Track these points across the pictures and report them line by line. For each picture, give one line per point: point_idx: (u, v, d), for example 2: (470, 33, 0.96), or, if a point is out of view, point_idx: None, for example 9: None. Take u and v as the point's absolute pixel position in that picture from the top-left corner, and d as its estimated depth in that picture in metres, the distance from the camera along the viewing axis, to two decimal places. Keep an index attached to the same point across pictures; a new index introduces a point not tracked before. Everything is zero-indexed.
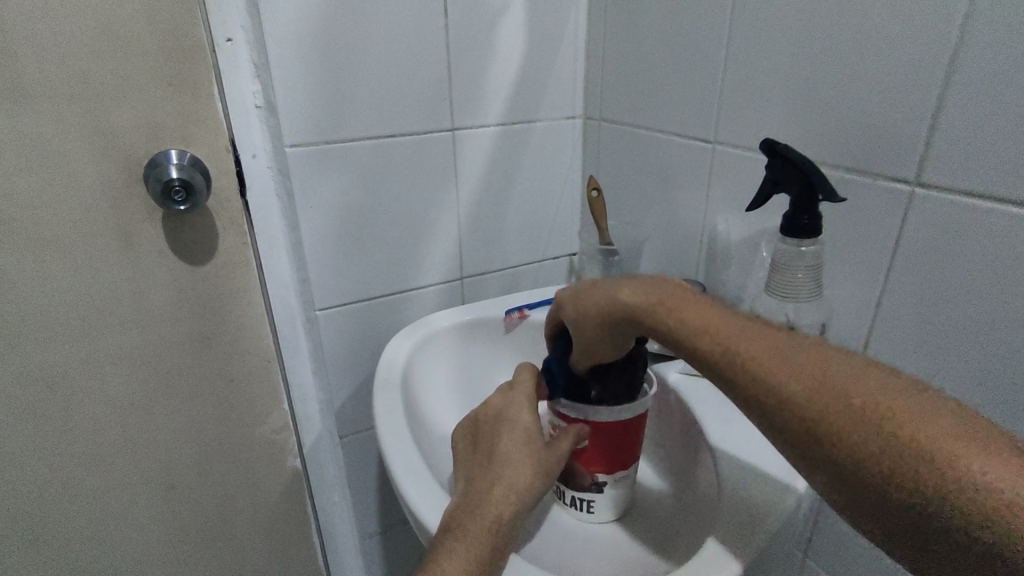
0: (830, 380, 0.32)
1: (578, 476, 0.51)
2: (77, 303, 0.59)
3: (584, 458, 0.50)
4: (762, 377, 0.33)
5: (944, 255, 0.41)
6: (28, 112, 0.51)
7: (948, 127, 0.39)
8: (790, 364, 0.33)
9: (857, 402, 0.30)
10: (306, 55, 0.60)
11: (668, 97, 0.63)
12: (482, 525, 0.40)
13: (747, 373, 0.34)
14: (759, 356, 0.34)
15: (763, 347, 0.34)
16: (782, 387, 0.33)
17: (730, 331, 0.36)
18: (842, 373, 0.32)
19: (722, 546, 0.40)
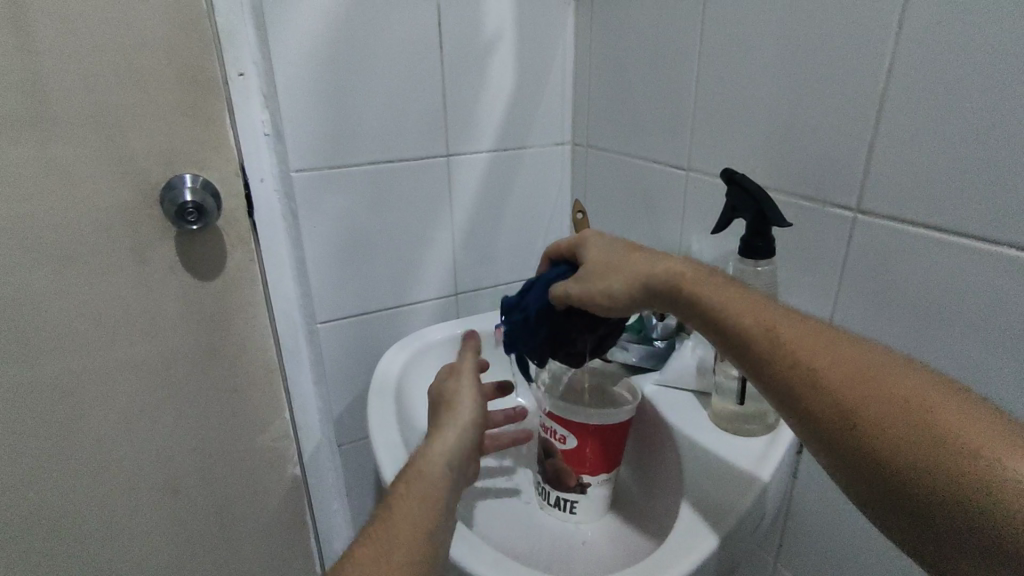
0: (866, 371, 0.35)
1: (564, 477, 0.55)
2: (94, 314, 0.63)
3: (573, 460, 0.54)
4: (802, 362, 0.37)
5: (886, 275, 0.46)
6: (57, 140, 0.56)
7: (884, 160, 0.44)
8: (834, 359, 0.36)
9: (890, 392, 0.34)
10: (313, 87, 0.65)
11: (646, 127, 0.68)
12: (422, 485, 0.42)
13: (781, 350, 0.37)
14: (803, 348, 0.37)
15: (810, 340, 0.37)
16: (823, 380, 0.36)
17: (774, 320, 0.39)
18: (877, 361, 0.35)
19: (685, 540, 0.44)
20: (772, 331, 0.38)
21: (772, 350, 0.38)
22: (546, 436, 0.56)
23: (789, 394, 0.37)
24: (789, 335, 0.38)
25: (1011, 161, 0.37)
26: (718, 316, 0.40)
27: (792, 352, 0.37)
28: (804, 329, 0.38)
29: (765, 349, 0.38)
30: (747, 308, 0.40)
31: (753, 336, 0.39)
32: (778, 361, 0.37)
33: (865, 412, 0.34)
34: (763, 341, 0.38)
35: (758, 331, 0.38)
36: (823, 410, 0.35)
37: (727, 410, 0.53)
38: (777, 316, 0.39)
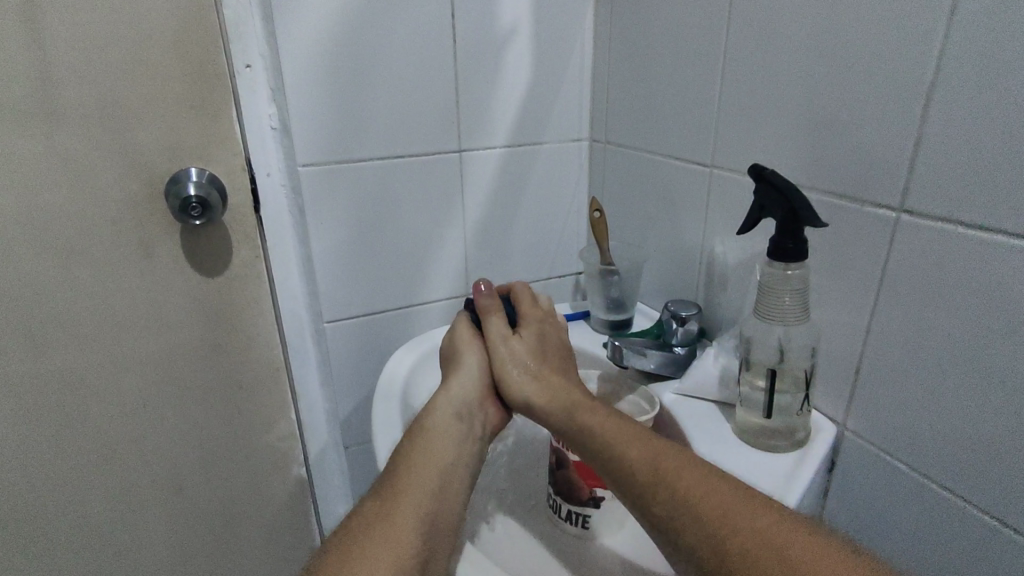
0: (749, 518, 0.35)
1: (576, 490, 0.51)
2: (97, 310, 0.62)
3: (587, 472, 0.50)
4: (683, 496, 0.37)
5: (930, 281, 0.42)
6: (58, 131, 0.55)
7: (930, 155, 0.41)
8: (717, 500, 0.36)
9: (776, 541, 0.34)
10: (321, 80, 0.63)
11: (669, 121, 0.65)
12: (438, 436, 0.46)
13: (658, 479, 0.39)
14: (684, 481, 0.38)
15: (694, 478, 0.38)
16: (709, 521, 0.36)
17: (657, 451, 0.41)
18: (762, 507, 0.36)
19: None
20: (654, 459, 0.40)
21: (654, 487, 0.39)
22: (558, 444, 0.52)
23: (672, 535, 0.37)
24: (669, 463, 0.39)
25: None
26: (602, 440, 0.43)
27: (674, 488, 0.38)
28: (687, 464, 0.39)
29: (648, 485, 0.39)
30: (627, 432, 0.43)
31: (635, 462, 0.40)
32: (663, 498, 0.38)
33: (746, 559, 0.33)
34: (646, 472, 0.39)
35: (640, 457, 0.41)
36: (704, 553, 0.35)
37: (753, 423, 0.50)
38: (661, 447, 0.41)
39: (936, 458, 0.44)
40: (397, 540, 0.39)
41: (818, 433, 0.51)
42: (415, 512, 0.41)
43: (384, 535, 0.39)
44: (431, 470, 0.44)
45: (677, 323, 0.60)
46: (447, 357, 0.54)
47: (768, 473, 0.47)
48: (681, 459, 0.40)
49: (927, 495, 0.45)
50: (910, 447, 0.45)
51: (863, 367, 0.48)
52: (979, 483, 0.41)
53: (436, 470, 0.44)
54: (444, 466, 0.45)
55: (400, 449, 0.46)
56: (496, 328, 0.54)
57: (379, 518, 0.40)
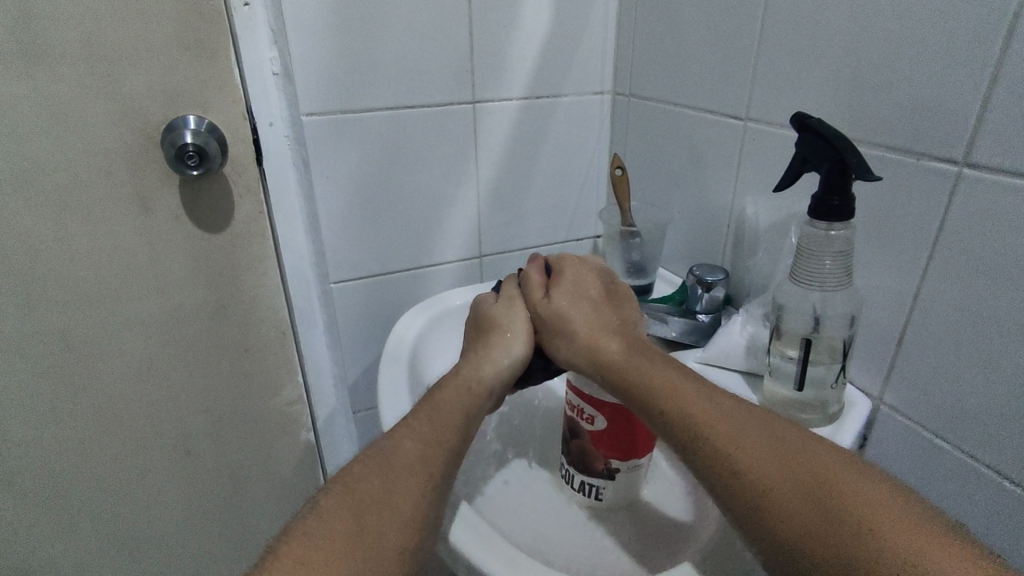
0: (794, 471, 0.32)
1: (591, 459, 0.49)
2: (95, 266, 0.59)
3: (602, 441, 0.48)
4: (721, 452, 0.34)
5: (993, 243, 0.38)
6: (46, 73, 0.51)
7: (1004, 100, 0.36)
8: (759, 453, 0.33)
9: (825, 494, 0.31)
10: (325, 20, 0.59)
11: (699, 71, 0.60)
12: (467, 387, 0.42)
13: (695, 433, 0.35)
14: (722, 431, 0.35)
15: (732, 429, 0.35)
16: (749, 474, 0.33)
17: (690, 397, 0.37)
18: (809, 460, 0.32)
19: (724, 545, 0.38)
20: (685, 407, 0.36)
21: (690, 437, 0.35)
22: (570, 413, 0.50)
23: (711, 487, 0.34)
24: (702, 413, 0.36)
25: None
26: (637, 388, 0.39)
27: (709, 438, 0.35)
28: (720, 413, 0.36)
29: (683, 437, 0.36)
30: (660, 377, 0.39)
31: (669, 412, 0.37)
32: (699, 448, 0.35)
33: (784, 508, 0.31)
34: (680, 423, 0.36)
35: (674, 405, 0.37)
36: (741, 505, 0.32)
37: (785, 395, 0.46)
38: (692, 395, 0.37)
39: (984, 436, 0.40)
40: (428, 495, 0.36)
41: (851, 404, 0.47)
42: (441, 468, 0.38)
43: (416, 484, 0.36)
44: (452, 425, 0.40)
45: (702, 289, 0.56)
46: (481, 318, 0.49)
47: None
48: (717, 413, 0.36)
49: (970, 476, 0.42)
50: (957, 424, 0.42)
51: (908, 339, 0.44)
52: None
53: (462, 424, 0.40)
54: (472, 420, 0.42)
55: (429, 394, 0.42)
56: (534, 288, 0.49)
57: (407, 466, 0.37)
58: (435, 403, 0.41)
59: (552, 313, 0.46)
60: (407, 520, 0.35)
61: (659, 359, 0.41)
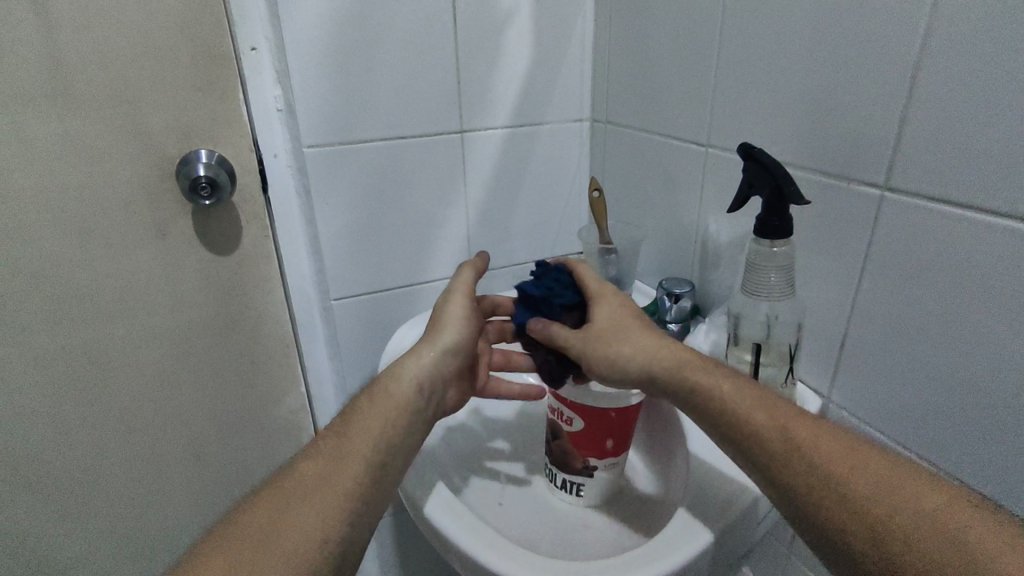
0: (838, 455, 0.36)
1: (570, 459, 0.54)
2: (115, 287, 0.65)
3: (580, 443, 0.52)
4: (781, 442, 0.37)
5: (912, 256, 0.43)
6: (73, 115, 0.57)
7: (912, 133, 0.41)
8: (859, 469, 0.35)
9: (866, 474, 0.35)
10: (324, 62, 0.65)
11: (666, 101, 0.65)
12: (382, 392, 0.44)
13: (755, 429, 0.38)
14: (819, 449, 0.37)
15: (832, 446, 0.37)
16: (849, 488, 0.35)
17: (784, 416, 0.39)
18: (846, 448, 0.36)
19: (686, 524, 0.43)
20: (782, 427, 0.38)
21: (785, 456, 0.37)
22: (552, 416, 0.54)
23: (802, 503, 0.36)
24: (799, 431, 0.38)
25: None
26: (719, 409, 0.40)
27: (808, 455, 0.36)
28: (817, 432, 0.37)
29: (774, 454, 0.37)
30: (747, 397, 0.40)
31: (761, 430, 0.38)
32: (792, 465, 0.36)
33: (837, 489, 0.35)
34: (775, 441, 0.38)
35: (769, 424, 0.38)
36: (841, 520, 0.34)
37: None
38: (789, 414, 0.39)
39: (915, 429, 0.45)
40: (320, 506, 0.38)
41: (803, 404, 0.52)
42: (345, 488, 0.39)
43: (309, 498, 0.38)
44: (361, 442, 0.41)
45: (669, 301, 0.61)
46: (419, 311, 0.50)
47: None
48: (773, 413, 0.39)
49: None
50: (892, 419, 0.47)
51: (848, 343, 0.49)
52: (957, 451, 0.43)
53: (376, 437, 0.41)
54: (391, 429, 0.42)
55: (354, 403, 0.45)
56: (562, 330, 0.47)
57: (310, 489, 0.39)
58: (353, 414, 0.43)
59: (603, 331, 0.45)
60: (292, 533, 0.37)
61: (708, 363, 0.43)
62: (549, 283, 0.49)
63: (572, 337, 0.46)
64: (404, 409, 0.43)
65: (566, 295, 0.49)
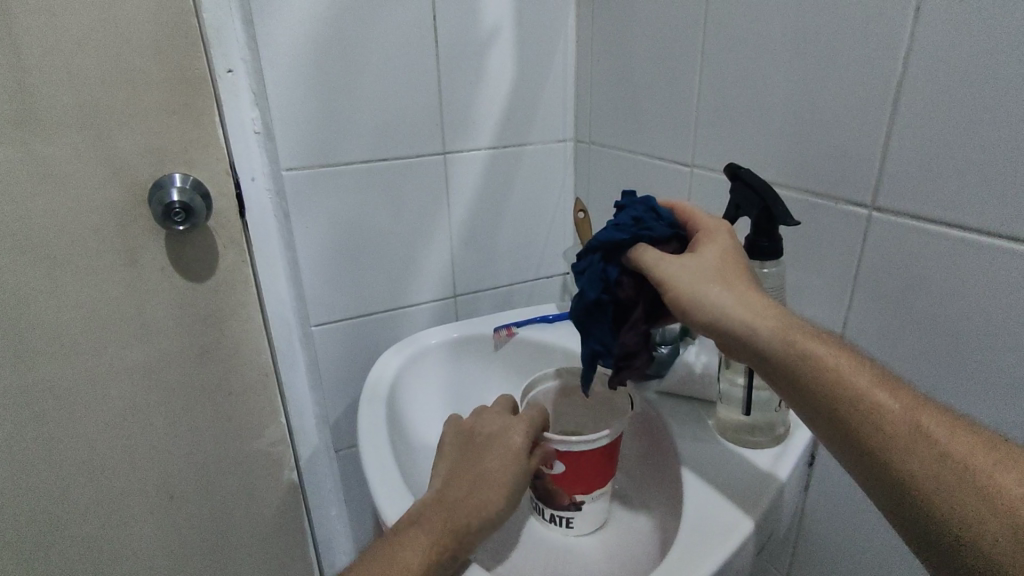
0: (962, 446, 0.31)
1: (556, 496, 0.51)
2: (84, 317, 0.62)
3: (565, 482, 0.50)
4: (892, 423, 0.32)
5: (902, 275, 0.42)
6: (40, 140, 0.55)
7: (898, 153, 0.41)
8: (1009, 468, 0.30)
9: (997, 468, 0.30)
10: (303, 85, 0.64)
11: (650, 122, 0.65)
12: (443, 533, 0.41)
13: (865, 406, 0.33)
14: (955, 442, 0.31)
15: (971, 442, 0.31)
16: (997, 488, 0.29)
17: (913, 403, 0.33)
18: (973, 439, 0.31)
19: (686, 549, 0.41)
20: (910, 413, 0.33)
21: (909, 441, 0.32)
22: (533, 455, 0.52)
23: (926, 500, 0.31)
24: (930, 421, 0.32)
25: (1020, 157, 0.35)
26: (829, 378, 0.35)
27: (942, 446, 0.31)
28: (952, 425, 0.32)
29: (897, 442, 0.32)
30: (865, 376, 0.34)
31: (883, 413, 0.33)
32: (914, 450, 0.32)
33: (959, 481, 0.30)
34: (900, 427, 0.32)
35: (893, 407, 0.33)
36: (971, 516, 0.29)
37: (733, 419, 0.50)
38: (912, 398, 0.33)
39: None
40: None
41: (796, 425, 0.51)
42: None
43: None
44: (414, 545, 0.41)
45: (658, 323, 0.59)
46: (490, 431, 0.48)
47: (749, 463, 0.47)
48: (889, 390, 0.34)
49: None
50: None
51: None
52: None
53: (429, 544, 0.41)
54: (442, 541, 0.41)
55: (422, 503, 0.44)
56: (659, 255, 0.42)
57: None
58: (406, 540, 0.41)
59: (715, 270, 0.40)
60: None
61: (819, 333, 0.37)
62: (632, 216, 0.45)
63: (671, 259, 0.41)
64: (456, 524, 0.42)
65: (656, 228, 0.44)
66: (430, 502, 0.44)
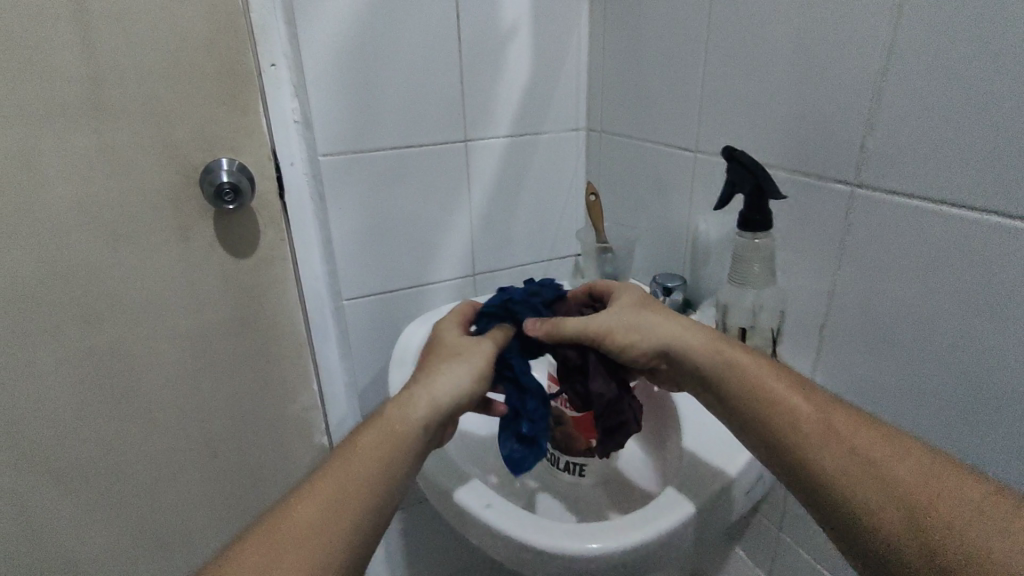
0: (861, 443, 0.37)
1: (574, 442, 0.58)
2: (140, 287, 0.68)
3: (583, 426, 0.57)
4: (798, 427, 0.39)
5: (876, 244, 0.47)
6: (108, 126, 0.61)
7: (880, 132, 0.46)
8: (900, 462, 0.36)
9: (888, 461, 0.36)
10: (336, 79, 0.70)
11: (659, 109, 0.70)
12: (387, 452, 0.42)
13: (780, 415, 0.40)
14: (857, 438, 0.37)
15: (871, 436, 0.37)
16: (885, 477, 0.35)
17: (824, 406, 0.40)
18: (872, 439, 0.37)
19: (660, 501, 0.48)
20: (821, 415, 0.39)
21: (813, 440, 0.38)
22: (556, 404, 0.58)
23: (838, 491, 0.36)
24: (839, 421, 0.39)
25: (979, 133, 0.39)
26: (750, 391, 0.42)
27: (843, 446, 0.37)
28: (860, 425, 0.38)
29: (809, 444, 0.38)
30: (785, 387, 0.41)
31: (798, 418, 0.40)
32: (820, 449, 0.38)
33: (854, 471, 0.36)
34: (813, 428, 0.39)
35: (806, 412, 0.40)
36: (865, 502, 0.35)
37: None
38: (823, 405, 0.40)
39: (886, 401, 0.49)
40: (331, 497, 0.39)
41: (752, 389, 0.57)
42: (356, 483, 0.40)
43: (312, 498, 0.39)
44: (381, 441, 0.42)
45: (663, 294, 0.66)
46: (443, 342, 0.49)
47: None
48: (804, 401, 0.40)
49: None
50: (865, 398, 0.51)
51: (826, 327, 0.53)
52: (913, 413, 0.47)
53: (390, 448, 0.42)
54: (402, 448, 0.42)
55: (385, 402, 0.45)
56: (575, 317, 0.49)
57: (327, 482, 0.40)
58: (367, 440, 0.42)
59: (645, 308, 0.48)
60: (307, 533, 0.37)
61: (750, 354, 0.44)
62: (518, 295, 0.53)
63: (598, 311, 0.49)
64: (412, 429, 0.43)
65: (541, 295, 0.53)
66: (372, 417, 0.44)
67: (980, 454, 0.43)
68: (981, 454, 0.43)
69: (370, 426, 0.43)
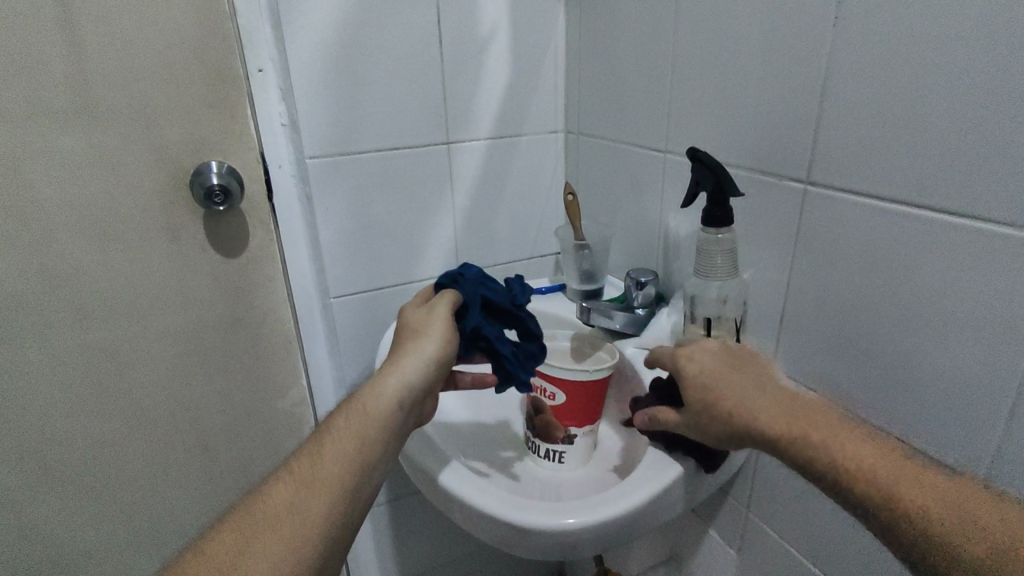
0: (910, 485, 0.38)
1: (552, 430, 0.61)
2: (131, 287, 0.70)
3: (560, 414, 0.61)
4: (855, 478, 0.40)
5: (828, 238, 0.51)
6: (100, 131, 0.63)
7: (829, 134, 0.50)
8: (941, 498, 0.37)
9: (935, 501, 0.37)
10: (322, 84, 0.72)
11: (632, 112, 0.73)
12: (357, 434, 0.44)
13: (836, 467, 0.41)
14: (902, 481, 0.39)
15: (909, 476, 0.39)
16: (934, 518, 0.37)
17: (866, 450, 0.41)
18: (911, 477, 0.39)
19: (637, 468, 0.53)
20: (868, 463, 0.40)
21: (868, 487, 0.39)
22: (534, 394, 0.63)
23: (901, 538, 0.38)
24: (881, 463, 0.40)
25: (914, 133, 0.43)
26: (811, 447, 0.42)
27: (894, 491, 0.38)
28: (899, 464, 0.40)
29: (866, 493, 0.39)
30: (834, 436, 0.42)
31: (850, 468, 0.40)
32: (879, 497, 0.39)
33: (910, 515, 0.37)
34: (867, 476, 0.39)
35: (857, 459, 0.40)
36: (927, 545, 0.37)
37: None
38: (866, 447, 0.41)
39: (842, 382, 0.53)
40: (310, 481, 0.42)
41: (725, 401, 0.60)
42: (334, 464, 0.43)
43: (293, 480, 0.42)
44: (353, 426, 0.44)
45: (636, 288, 0.69)
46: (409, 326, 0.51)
47: None
48: (852, 448, 0.41)
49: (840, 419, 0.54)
50: (824, 380, 0.55)
51: (786, 316, 0.57)
52: (866, 393, 0.51)
53: (362, 431, 0.44)
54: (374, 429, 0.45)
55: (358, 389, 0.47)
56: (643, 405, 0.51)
57: (306, 468, 0.43)
58: (340, 426, 0.45)
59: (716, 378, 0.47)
60: (290, 516, 0.40)
61: (800, 406, 0.45)
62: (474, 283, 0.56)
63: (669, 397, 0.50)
64: (382, 411, 0.45)
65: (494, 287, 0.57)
66: (343, 405, 0.47)
67: (928, 429, 0.46)
68: (926, 428, 0.47)
69: (344, 412, 0.46)
